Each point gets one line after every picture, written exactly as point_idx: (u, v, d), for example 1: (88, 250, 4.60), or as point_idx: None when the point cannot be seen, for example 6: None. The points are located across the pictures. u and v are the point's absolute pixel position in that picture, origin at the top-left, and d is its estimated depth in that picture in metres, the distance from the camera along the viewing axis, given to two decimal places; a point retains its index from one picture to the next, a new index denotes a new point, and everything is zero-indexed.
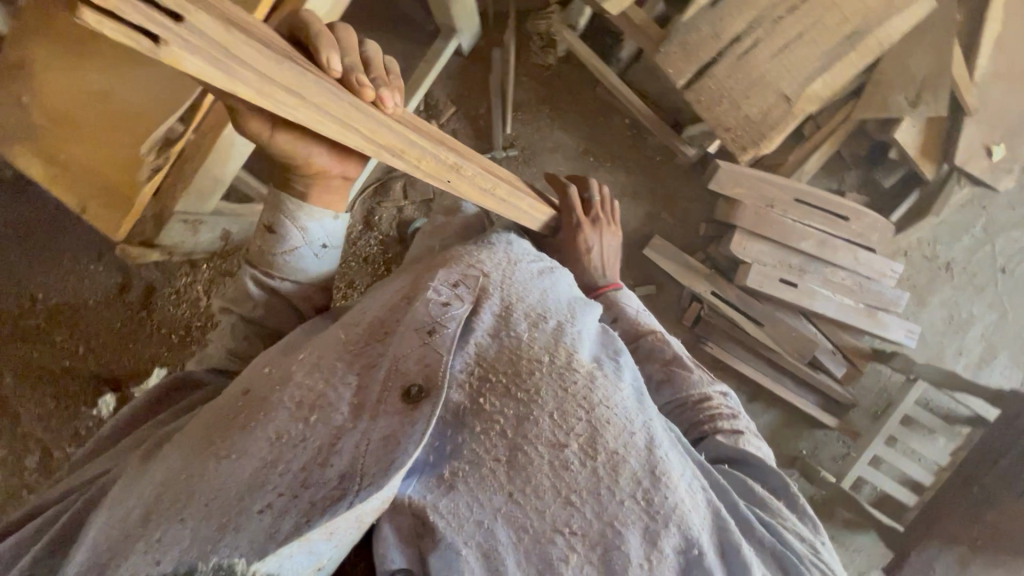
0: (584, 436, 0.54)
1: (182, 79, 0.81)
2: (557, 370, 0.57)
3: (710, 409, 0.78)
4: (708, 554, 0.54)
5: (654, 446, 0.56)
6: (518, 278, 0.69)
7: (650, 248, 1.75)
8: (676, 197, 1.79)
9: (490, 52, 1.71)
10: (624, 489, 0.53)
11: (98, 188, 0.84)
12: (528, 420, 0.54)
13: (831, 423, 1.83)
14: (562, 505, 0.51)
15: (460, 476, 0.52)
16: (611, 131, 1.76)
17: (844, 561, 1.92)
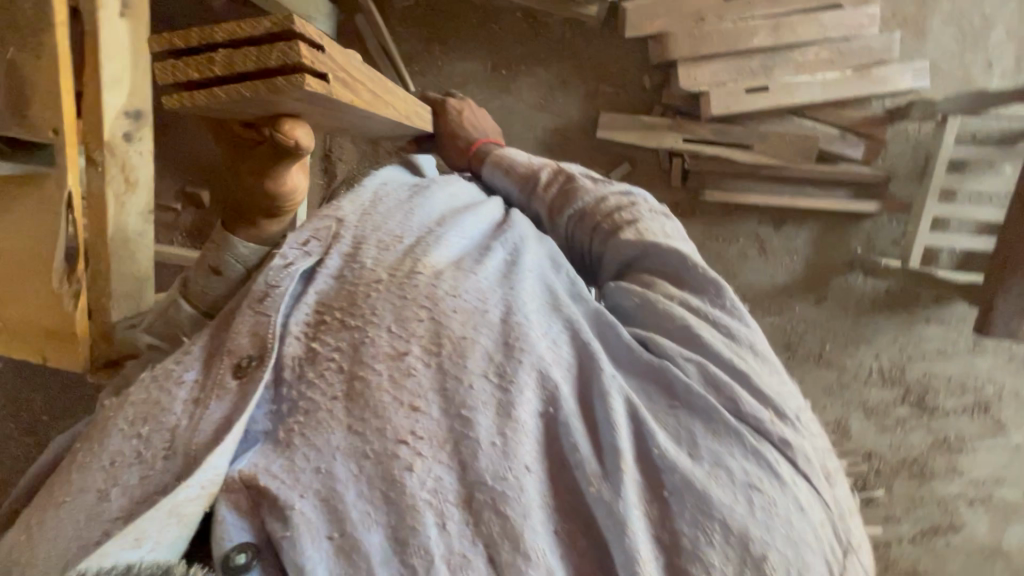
0: (426, 336, 0.50)
1: (44, 201, 0.84)
2: (396, 283, 0.53)
3: (607, 207, 0.72)
4: (567, 398, 0.48)
5: (510, 314, 0.52)
6: (382, 209, 0.64)
7: (603, 127, 1.64)
8: (606, 62, 1.64)
9: (356, 20, 1.60)
10: (470, 362, 0.48)
11: (45, 332, 0.89)
12: (364, 342, 0.49)
13: (874, 208, 1.66)
14: (407, 415, 0.46)
15: (297, 430, 0.46)
16: (510, 32, 1.63)
17: (948, 335, 1.79)
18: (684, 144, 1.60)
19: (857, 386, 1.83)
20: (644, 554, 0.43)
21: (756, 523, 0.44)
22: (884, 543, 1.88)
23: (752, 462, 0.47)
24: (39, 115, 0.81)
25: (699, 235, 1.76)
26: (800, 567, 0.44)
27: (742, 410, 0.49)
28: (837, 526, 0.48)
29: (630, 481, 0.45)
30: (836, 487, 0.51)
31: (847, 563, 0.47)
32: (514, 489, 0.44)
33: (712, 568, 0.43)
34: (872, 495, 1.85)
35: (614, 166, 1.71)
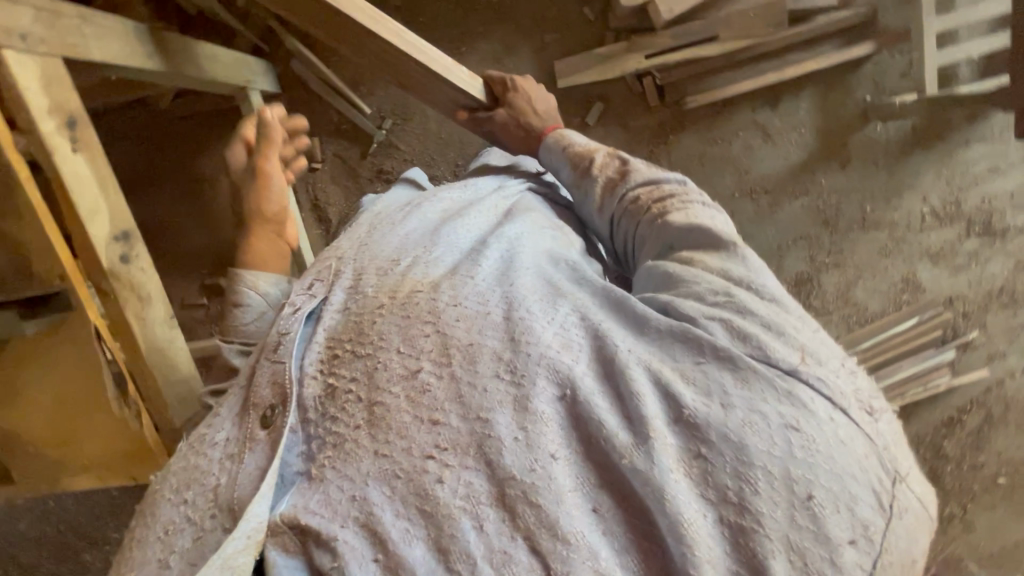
0: (433, 350, 0.54)
1: (78, 337, 0.89)
2: (400, 309, 0.58)
3: (659, 195, 0.77)
4: (591, 384, 0.51)
5: (511, 310, 0.56)
6: (391, 244, 0.71)
7: (562, 76, 1.58)
8: (542, 11, 1.59)
9: (291, 66, 1.59)
10: (483, 368, 0.52)
11: (124, 453, 0.95)
12: (378, 369, 0.54)
13: (868, 49, 1.55)
14: (428, 428, 0.50)
15: (327, 465, 0.51)
16: (439, 19, 1.59)
17: (992, 149, 1.66)
18: (648, 61, 1.53)
19: (914, 236, 1.71)
20: (689, 513, 0.45)
21: (800, 463, 0.46)
22: (996, 384, 1.75)
23: (788, 403, 0.48)
24: (42, 267, 0.85)
25: (697, 145, 1.68)
26: (851, 504, 0.46)
27: (771, 353, 0.51)
28: (885, 458, 0.49)
29: (666, 445, 0.48)
30: (879, 422, 0.51)
31: (900, 495, 0.48)
32: (544, 479, 0.47)
33: (763, 515, 0.45)
34: (967, 339, 1.72)
35: (589, 109, 1.65)
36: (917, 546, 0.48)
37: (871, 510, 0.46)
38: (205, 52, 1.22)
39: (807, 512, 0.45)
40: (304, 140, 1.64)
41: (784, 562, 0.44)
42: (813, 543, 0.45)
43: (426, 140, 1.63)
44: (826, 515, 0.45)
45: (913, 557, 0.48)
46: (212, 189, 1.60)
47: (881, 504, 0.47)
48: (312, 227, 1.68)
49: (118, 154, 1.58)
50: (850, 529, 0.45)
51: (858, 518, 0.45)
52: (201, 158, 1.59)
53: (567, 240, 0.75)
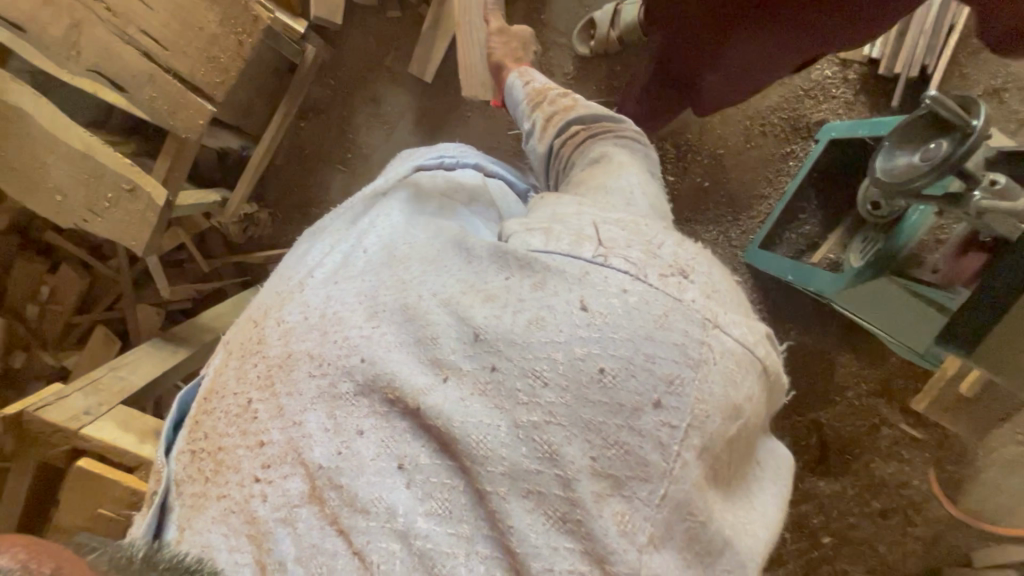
0: (261, 377, 0.56)
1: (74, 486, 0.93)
2: (252, 350, 0.59)
3: (591, 130, 0.86)
4: (389, 343, 0.51)
5: (326, 311, 0.57)
6: (272, 281, 0.72)
7: (423, 72, 1.55)
8: (371, 49, 1.60)
9: (272, 269, 1.74)
10: (301, 377, 0.54)
11: None
12: (223, 416, 0.57)
13: None
14: (255, 453, 0.53)
15: (188, 525, 0.54)
16: (320, 137, 1.67)
17: None
18: None
19: None
20: (475, 431, 0.46)
21: (586, 343, 0.46)
22: None
23: (579, 288, 0.48)
24: None
25: None
26: (651, 368, 0.46)
27: (572, 250, 0.51)
28: (692, 311, 0.48)
29: (454, 377, 0.48)
30: (694, 280, 0.50)
31: (710, 343, 0.47)
32: (347, 458, 0.50)
33: (552, 404, 0.46)
34: None
35: None
36: (739, 390, 0.48)
37: (672, 364, 0.46)
38: (206, 319, 1.39)
39: (600, 386, 0.45)
40: None
41: (578, 442, 0.45)
42: (608, 414, 0.45)
43: None
44: (619, 383, 0.45)
45: (736, 403, 0.48)
46: None
47: (686, 356, 0.46)
48: None
49: None
50: (647, 393, 0.45)
51: (655, 375, 0.45)
52: None
53: (447, 214, 0.71)
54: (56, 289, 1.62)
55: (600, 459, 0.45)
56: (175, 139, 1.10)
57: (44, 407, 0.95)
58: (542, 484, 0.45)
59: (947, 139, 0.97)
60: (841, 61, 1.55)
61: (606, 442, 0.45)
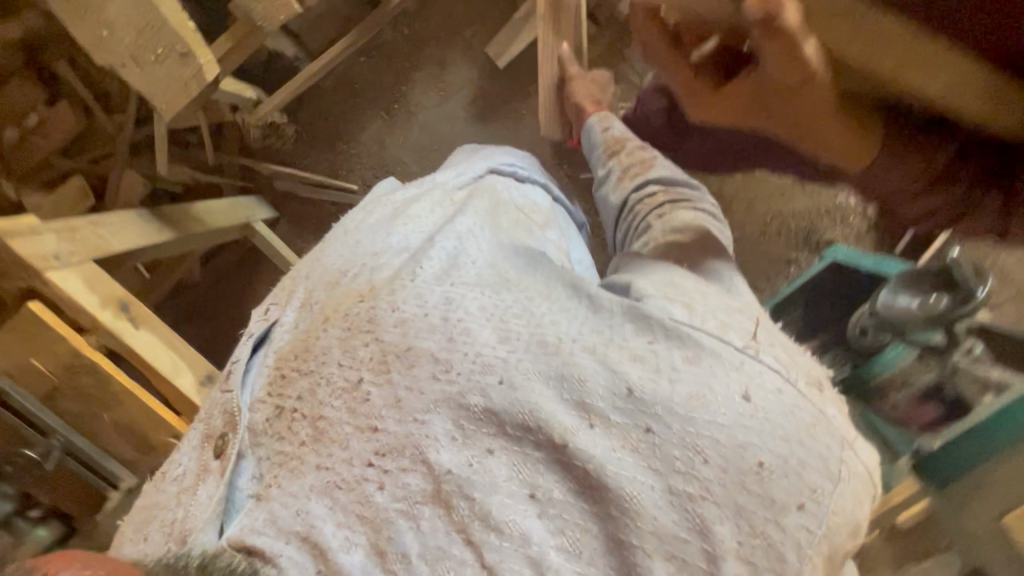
0: (371, 359, 0.57)
1: (17, 328, 0.86)
2: (357, 327, 0.60)
3: (676, 199, 0.90)
4: (529, 372, 0.53)
5: (449, 313, 0.58)
6: (346, 257, 0.72)
7: (498, 57, 1.55)
8: (453, 17, 1.60)
9: (279, 186, 1.70)
10: (437, 382, 0.54)
11: (132, 390, 0.90)
12: (320, 385, 0.58)
13: None
14: (367, 438, 0.53)
15: (275, 483, 0.55)
16: (373, 77, 1.64)
17: None
18: None
19: None
20: (629, 487, 0.49)
21: (745, 433, 0.49)
22: None
23: (740, 378, 0.52)
24: (125, 410, 0.90)
25: None
26: (803, 472, 0.49)
27: (725, 337, 0.55)
28: (833, 426, 0.52)
29: (610, 430, 0.51)
30: (828, 393, 0.55)
31: (847, 460, 0.51)
32: (480, 472, 0.51)
33: (709, 481, 0.48)
34: None
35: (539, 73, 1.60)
36: (863, 509, 0.52)
37: (818, 474, 0.49)
38: (197, 207, 1.34)
39: (757, 479, 0.48)
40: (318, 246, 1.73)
41: (730, 524, 0.48)
42: (758, 505, 0.48)
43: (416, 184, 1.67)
44: (773, 479, 0.48)
45: (858, 520, 0.51)
46: None
47: (827, 469, 0.50)
48: None
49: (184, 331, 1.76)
50: (794, 494, 0.48)
51: (804, 483, 0.49)
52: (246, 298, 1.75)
53: (522, 226, 0.77)
54: (45, 123, 1.48)
55: (744, 547, 0.47)
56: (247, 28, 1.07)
57: (21, 235, 0.87)
58: (687, 556, 0.47)
59: (949, 295, 1.08)
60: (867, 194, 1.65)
61: (754, 530, 0.48)
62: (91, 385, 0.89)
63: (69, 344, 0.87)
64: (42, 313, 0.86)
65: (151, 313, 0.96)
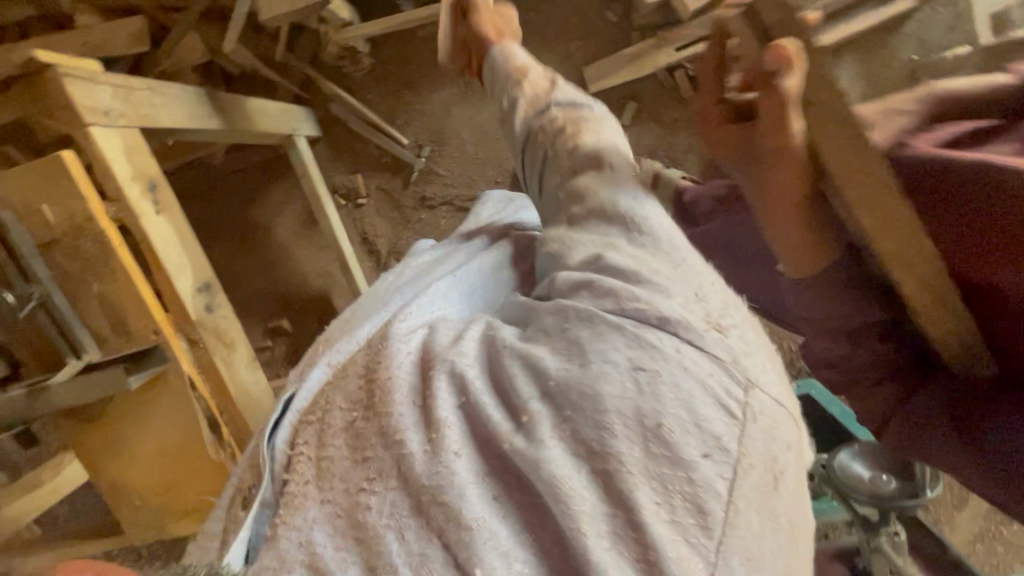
0: (362, 395, 0.56)
1: (41, 169, 0.83)
2: (359, 375, 0.59)
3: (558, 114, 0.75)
4: (477, 386, 0.52)
5: (429, 351, 0.57)
6: (372, 320, 0.74)
7: (591, 82, 1.55)
8: (564, 22, 1.57)
9: (333, 110, 1.67)
10: (398, 395, 0.53)
11: (132, 272, 0.88)
12: (325, 427, 0.56)
13: None
14: (360, 465, 0.51)
15: (279, 518, 0.51)
16: None
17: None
18: (680, 54, 1.47)
19: None
20: (565, 476, 0.45)
21: (646, 398, 0.46)
22: None
23: (636, 347, 0.49)
24: (118, 290, 0.88)
25: None
26: (700, 417, 0.46)
27: (624, 306, 0.52)
28: (733, 370, 0.49)
29: (538, 418, 0.48)
30: (726, 334, 0.51)
31: (751, 401, 0.48)
32: (446, 477, 0.47)
33: (628, 454, 0.45)
34: None
35: (621, 111, 1.60)
36: (779, 443, 0.48)
37: (719, 422, 0.46)
38: (254, 105, 1.30)
39: (658, 438, 0.45)
40: (348, 178, 1.72)
41: (646, 488, 0.44)
42: (672, 468, 0.45)
43: (464, 164, 1.67)
44: (679, 438, 0.45)
45: (777, 458, 0.48)
46: (267, 235, 1.74)
47: (730, 413, 0.47)
48: (363, 260, 1.75)
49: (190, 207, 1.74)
50: (700, 444, 0.45)
51: (705, 430, 0.46)
52: (260, 200, 1.73)
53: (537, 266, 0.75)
54: None
55: (666, 510, 0.44)
56: None
57: (77, 80, 0.82)
58: (624, 533, 0.44)
59: (897, 483, 1.14)
60: None
61: (670, 490, 0.45)
62: (94, 253, 0.86)
63: (86, 205, 0.84)
64: (71, 163, 0.83)
65: (176, 203, 0.94)
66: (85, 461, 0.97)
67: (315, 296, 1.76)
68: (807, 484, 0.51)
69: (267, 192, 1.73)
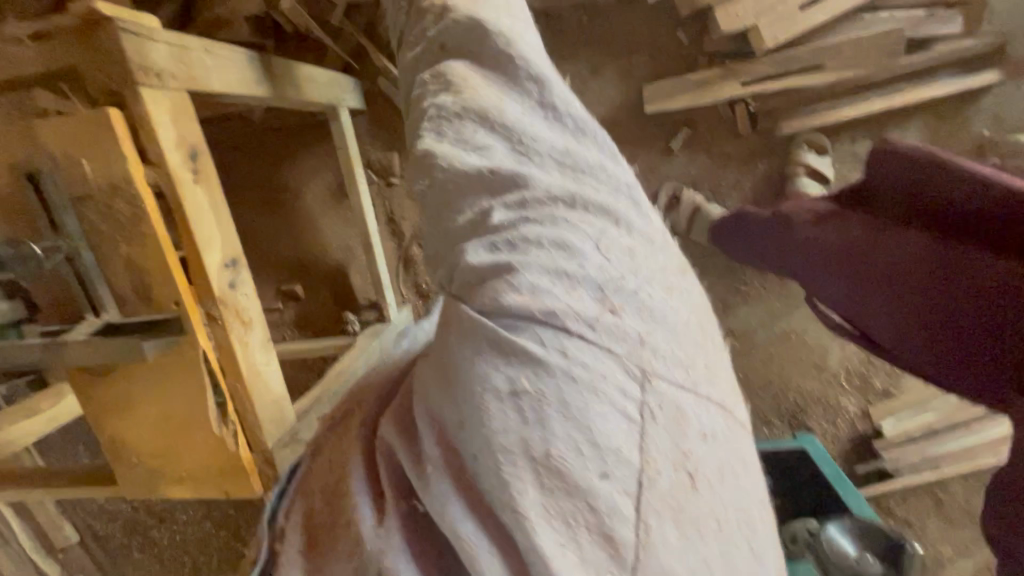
0: (334, 467, 0.68)
1: (85, 124, 0.80)
2: (339, 442, 0.70)
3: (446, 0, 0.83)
4: (403, 448, 0.61)
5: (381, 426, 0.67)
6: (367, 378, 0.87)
7: (648, 102, 1.49)
8: (632, 34, 1.50)
9: (379, 83, 1.62)
10: (354, 460, 0.65)
11: (162, 243, 0.86)
12: (315, 502, 0.67)
13: (999, 78, 1.41)
14: (343, 540, 0.61)
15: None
16: None
17: None
18: (745, 90, 1.42)
19: None
20: (468, 532, 0.56)
21: (534, 430, 0.54)
22: None
23: (517, 372, 0.55)
24: (146, 258, 0.87)
25: None
26: (592, 435, 0.55)
27: (509, 322, 0.58)
28: (626, 365, 0.58)
29: (442, 472, 0.57)
30: (619, 317, 0.60)
31: (644, 400, 0.58)
32: (385, 546, 0.58)
33: (529, 494, 0.54)
34: None
35: (672, 135, 1.55)
36: (674, 437, 0.59)
37: (612, 430, 0.56)
38: (303, 74, 1.26)
39: (552, 470, 0.54)
40: (384, 156, 1.69)
41: (551, 527, 0.54)
42: (573, 500, 0.54)
43: None
44: (568, 464, 0.54)
45: (673, 451, 0.59)
46: (294, 197, 1.72)
47: (622, 417, 0.57)
48: (386, 241, 1.74)
49: (221, 157, 1.71)
50: (594, 465, 0.55)
51: (597, 446, 0.55)
52: (292, 162, 1.70)
53: None
54: None
55: (574, 542, 0.54)
56: None
57: (134, 37, 0.79)
58: None
59: (884, 566, 1.17)
60: (863, 411, 1.80)
61: (576, 522, 0.54)
62: (126, 218, 0.85)
63: (125, 167, 0.82)
64: (116, 122, 0.80)
65: (215, 176, 0.91)
66: (89, 414, 0.97)
67: (333, 268, 1.75)
68: (720, 459, 0.62)
69: (300, 155, 1.70)
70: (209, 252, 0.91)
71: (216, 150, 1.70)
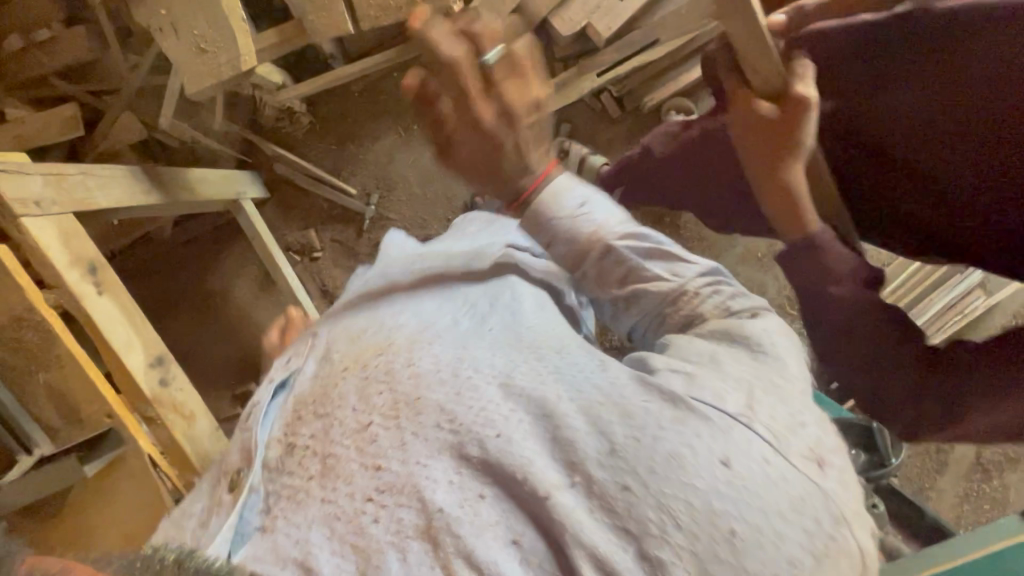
0: (384, 406, 0.58)
1: None
2: (382, 376, 0.61)
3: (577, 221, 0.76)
4: (525, 431, 0.53)
5: (459, 371, 0.59)
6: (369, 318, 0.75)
7: None
8: None
9: (277, 170, 1.70)
10: (416, 420, 0.56)
11: (80, 359, 0.87)
12: (334, 426, 0.59)
13: None
14: (371, 474, 0.54)
15: (281, 515, 0.56)
16: (399, 94, 1.66)
17: None
18: (602, 79, 1.56)
19: None
20: (609, 546, 0.47)
21: (723, 501, 0.46)
22: None
23: (723, 442, 0.49)
24: (67, 378, 0.87)
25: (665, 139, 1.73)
26: (780, 550, 0.46)
27: (720, 401, 0.52)
28: (830, 502, 0.48)
29: (596, 479, 0.49)
30: (829, 473, 0.50)
31: (838, 539, 0.47)
32: (469, 514, 0.49)
33: (681, 544, 0.46)
34: None
35: (556, 136, 1.67)
36: None
37: (800, 548, 0.46)
38: (194, 175, 1.30)
39: (725, 544, 0.45)
40: (302, 234, 1.74)
41: None
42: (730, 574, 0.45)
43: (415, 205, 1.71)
44: (746, 550, 0.45)
45: None
46: (226, 299, 1.73)
47: (813, 544, 0.46)
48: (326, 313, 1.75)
49: (143, 283, 1.72)
50: (767, 566, 0.45)
51: (782, 555, 0.45)
52: (214, 266, 1.72)
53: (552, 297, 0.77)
54: (57, 40, 1.37)
55: None
56: (300, 32, 1.11)
57: (7, 173, 0.83)
58: None
59: (866, 455, 1.17)
60: None
61: None
62: (38, 345, 0.85)
63: (25, 297, 0.84)
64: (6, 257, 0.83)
65: (122, 282, 0.93)
66: None
67: None
68: None
69: (220, 258, 1.72)
70: (133, 356, 0.92)
71: (136, 277, 1.71)
